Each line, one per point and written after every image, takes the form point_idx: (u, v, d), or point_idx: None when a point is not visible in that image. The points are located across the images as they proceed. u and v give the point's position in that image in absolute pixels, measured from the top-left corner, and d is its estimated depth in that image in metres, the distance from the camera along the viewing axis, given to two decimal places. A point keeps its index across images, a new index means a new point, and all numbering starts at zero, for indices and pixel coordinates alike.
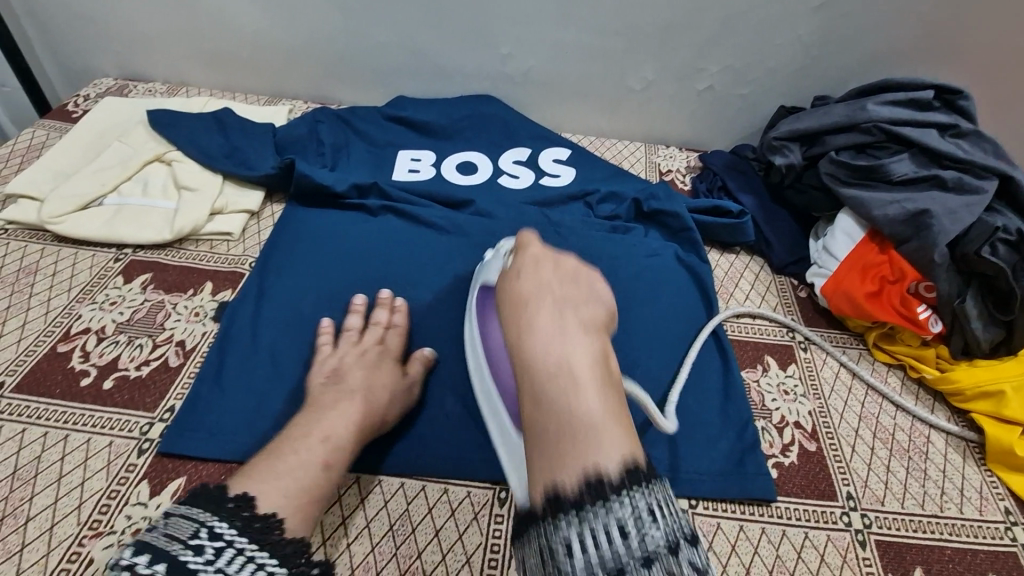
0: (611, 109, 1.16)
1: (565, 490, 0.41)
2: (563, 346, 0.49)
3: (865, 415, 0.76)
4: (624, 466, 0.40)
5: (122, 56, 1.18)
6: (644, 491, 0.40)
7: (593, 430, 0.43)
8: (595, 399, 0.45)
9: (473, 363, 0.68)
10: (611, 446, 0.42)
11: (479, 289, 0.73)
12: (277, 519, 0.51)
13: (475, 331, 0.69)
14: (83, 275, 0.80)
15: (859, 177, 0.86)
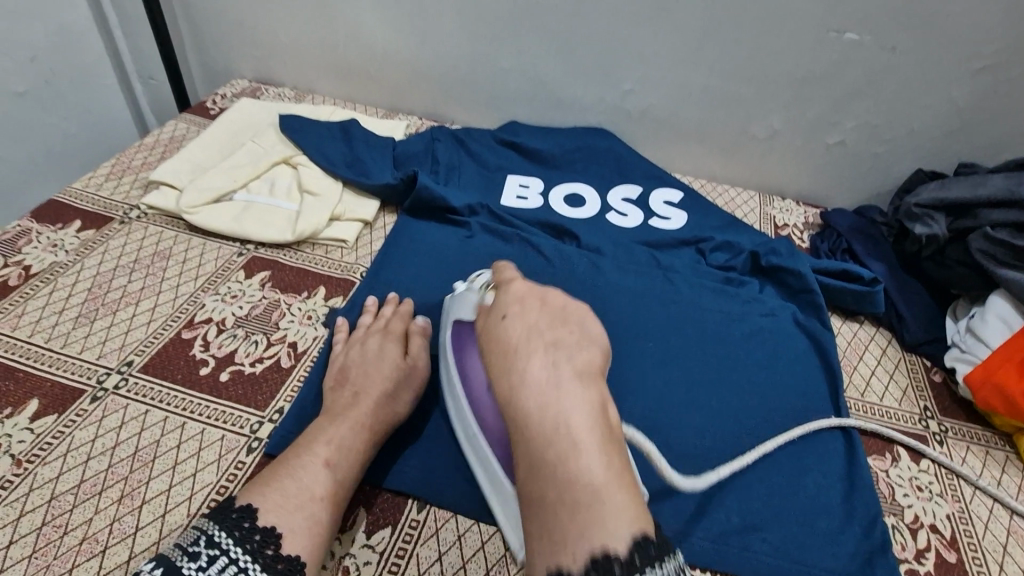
0: (727, 155, 1.12)
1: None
2: (555, 401, 0.49)
3: (1014, 529, 0.66)
4: (634, 543, 0.42)
5: (259, 60, 1.25)
6: (657, 571, 0.42)
7: (597, 496, 0.44)
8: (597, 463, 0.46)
9: (453, 400, 0.67)
10: (617, 519, 0.43)
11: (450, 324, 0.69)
12: (276, 534, 0.50)
13: (451, 364, 0.68)
14: (209, 266, 0.83)
15: (1019, 258, 0.79)
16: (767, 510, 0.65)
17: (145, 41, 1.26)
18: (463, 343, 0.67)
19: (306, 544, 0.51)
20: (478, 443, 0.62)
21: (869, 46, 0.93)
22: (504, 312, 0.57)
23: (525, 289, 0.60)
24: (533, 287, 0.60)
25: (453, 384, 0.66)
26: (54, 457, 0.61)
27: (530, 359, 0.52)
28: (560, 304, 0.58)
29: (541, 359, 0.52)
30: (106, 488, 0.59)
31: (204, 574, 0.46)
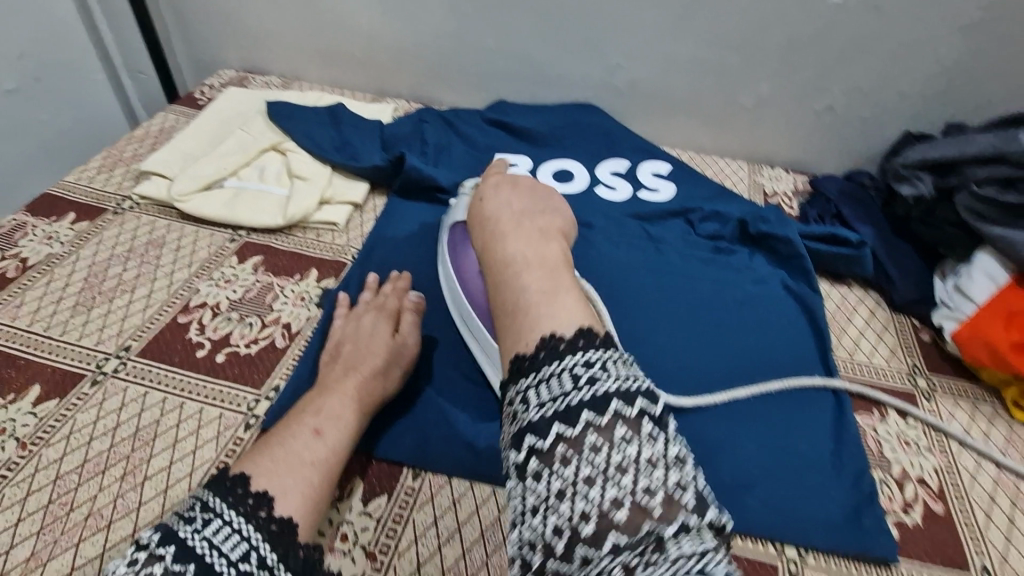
0: (716, 125, 1.12)
1: (528, 356, 0.46)
2: (516, 244, 0.58)
3: (1001, 479, 0.67)
4: (578, 328, 0.46)
5: (246, 50, 1.25)
6: (598, 351, 0.44)
7: (548, 296, 0.51)
8: (552, 277, 0.53)
9: (450, 298, 0.76)
10: (568, 309, 0.49)
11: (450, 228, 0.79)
12: (268, 498, 0.51)
13: (447, 269, 0.77)
14: (202, 252, 0.84)
15: (1006, 214, 0.79)
16: (756, 468, 0.67)
17: (132, 35, 1.26)
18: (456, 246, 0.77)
19: (297, 508, 0.52)
20: (472, 323, 0.71)
21: (853, 8, 0.93)
22: (482, 201, 0.67)
23: (494, 181, 0.70)
24: (498, 179, 0.70)
25: (450, 284, 0.76)
26: (58, 438, 0.62)
27: (502, 225, 0.61)
28: (526, 187, 0.68)
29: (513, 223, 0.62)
30: (109, 466, 0.61)
31: (199, 533, 0.47)
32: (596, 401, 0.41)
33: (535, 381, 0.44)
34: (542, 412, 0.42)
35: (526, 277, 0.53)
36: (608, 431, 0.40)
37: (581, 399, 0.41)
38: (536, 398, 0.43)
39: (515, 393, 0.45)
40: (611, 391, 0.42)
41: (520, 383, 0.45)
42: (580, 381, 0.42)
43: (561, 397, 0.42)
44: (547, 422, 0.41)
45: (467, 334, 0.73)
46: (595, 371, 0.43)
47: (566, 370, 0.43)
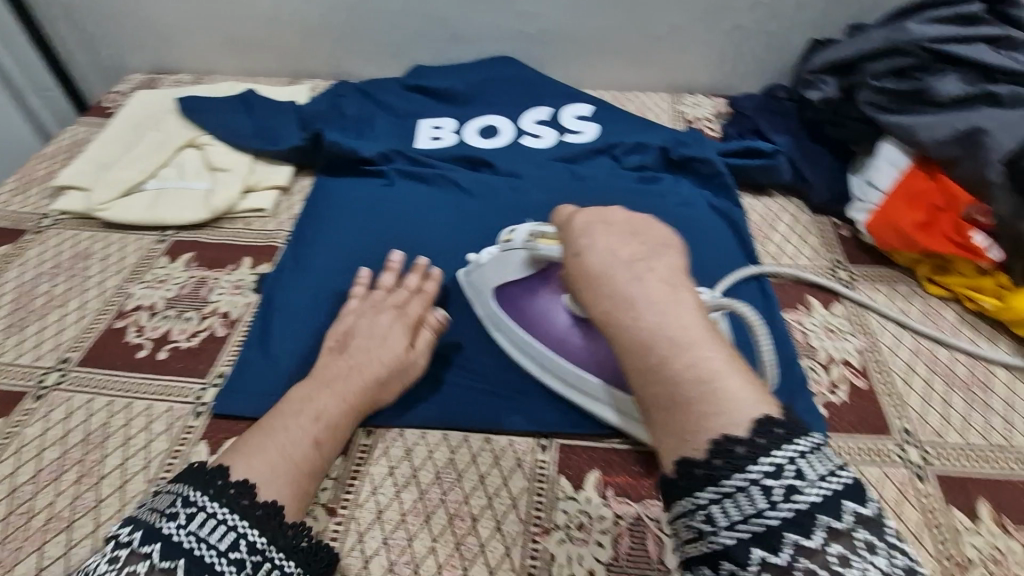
0: (633, 60, 1.12)
1: (701, 463, 0.41)
2: (649, 309, 0.46)
3: (918, 349, 0.72)
4: (754, 423, 0.41)
5: (151, 50, 1.22)
6: (787, 449, 0.40)
7: (708, 387, 0.43)
8: (714, 356, 0.44)
9: (532, 360, 0.68)
10: (735, 402, 0.42)
11: (505, 292, 0.69)
12: (250, 485, 0.52)
13: (518, 331, 0.69)
14: (132, 257, 0.84)
15: (903, 102, 0.82)
16: None
17: (27, 50, 1.21)
18: (526, 307, 0.68)
19: (283, 491, 0.54)
20: (578, 381, 0.65)
21: None
22: (576, 251, 0.53)
23: (586, 220, 0.54)
24: (588, 214, 0.55)
25: (534, 347, 0.67)
26: (8, 455, 0.63)
27: (618, 284, 0.48)
28: (622, 219, 0.54)
29: (633, 280, 0.48)
30: (63, 472, 0.61)
31: (185, 529, 0.47)
32: (801, 520, 0.38)
33: (718, 494, 0.40)
34: (735, 533, 0.39)
35: (684, 362, 0.44)
36: (823, 555, 0.37)
37: (781, 519, 0.38)
38: (725, 516, 0.40)
39: (691, 504, 0.41)
40: (815, 505, 0.38)
41: (698, 494, 0.41)
42: (773, 494, 0.39)
43: (756, 516, 0.39)
44: (746, 546, 0.38)
45: (569, 392, 0.66)
46: (791, 479, 0.39)
47: (754, 482, 0.39)
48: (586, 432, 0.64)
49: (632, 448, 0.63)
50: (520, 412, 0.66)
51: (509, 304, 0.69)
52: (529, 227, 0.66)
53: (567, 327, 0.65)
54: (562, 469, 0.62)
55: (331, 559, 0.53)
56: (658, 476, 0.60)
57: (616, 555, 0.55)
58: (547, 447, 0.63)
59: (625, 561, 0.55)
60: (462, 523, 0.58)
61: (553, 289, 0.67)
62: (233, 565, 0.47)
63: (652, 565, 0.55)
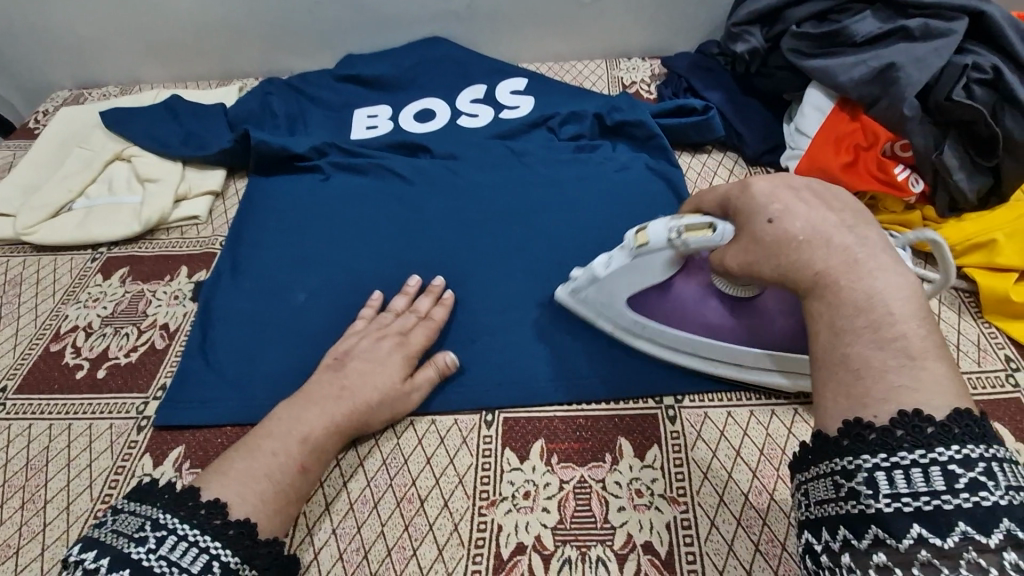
0: (565, 29, 1.11)
1: (879, 429, 0.38)
2: (875, 276, 0.41)
3: None
4: (952, 411, 0.38)
5: (71, 64, 1.18)
6: (980, 448, 0.37)
7: (913, 362, 0.39)
8: (924, 335, 0.40)
9: (688, 355, 0.64)
10: (940, 386, 0.39)
11: (639, 297, 0.63)
12: (222, 504, 0.49)
13: (666, 332, 0.64)
14: (65, 278, 0.82)
15: (823, 46, 0.82)
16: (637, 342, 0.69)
17: None
18: (668, 306, 0.63)
19: (252, 508, 0.51)
20: (747, 361, 0.62)
21: None
22: (767, 216, 0.46)
23: (771, 183, 0.48)
24: (776, 178, 0.48)
25: (690, 342, 0.63)
26: None
27: (834, 248, 0.43)
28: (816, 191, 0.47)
29: (854, 246, 0.43)
30: (7, 500, 0.61)
31: (155, 553, 0.45)
32: (978, 514, 0.34)
33: (886, 463, 0.37)
34: (897, 503, 0.36)
35: (892, 332, 0.40)
36: (995, 552, 0.33)
37: (954, 507, 0.35)
38: (889, 485, 0.37)
39: (852, 465, 0.38)
40: (996, 508, 0.34)
41: (860, 457, 0.38)
42: (952, 483, 0.35)
43: (926, 494, 0.36)
44: (904, 518, 0.35)
45: (738, 372, 0.63)
46: (975, 477, 0.36)
47: (932, 464, 0.36)
48: (529, 402, 0.65)
49: (574, 414, 0.64)
50: (459, 390, 0.66)
51: (647, 308, 0.64)
52: (663, 222, 0.56)
53: (722, 312, 0.61)
54: (506, 442, 0.62)
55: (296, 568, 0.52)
56: (603, 439, 0.62)
57: (561, 518, 0.56)
58: (491, 422, 0.64)
59: (571, 524, 0.56)
60: (410, 505, 0.58)
61: (691, 275, 0.62)
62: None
63: (596, 525, 0.56)
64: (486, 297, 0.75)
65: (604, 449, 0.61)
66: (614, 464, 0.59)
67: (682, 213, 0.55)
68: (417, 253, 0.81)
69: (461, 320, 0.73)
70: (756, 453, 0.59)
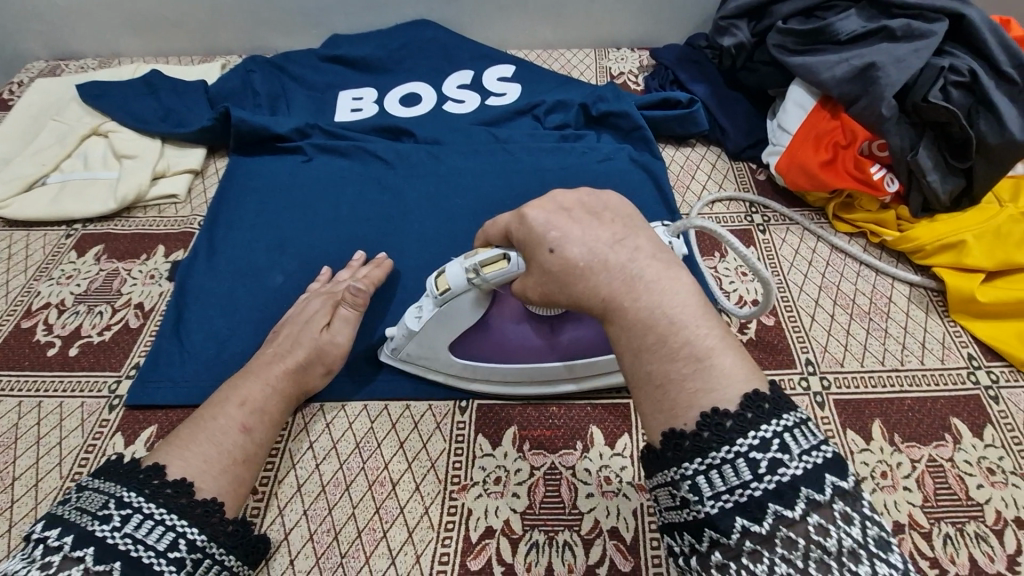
0: (554, 16, 1.10)
1: (689, 436, 0.36)
2: (656, 288, 0.38)
3: (826, 285, 0.74)
4: (744, 396, 0.36)
5: (48, 35, 1.15)
6: (774, 424, 0.36)
7: (703, 363, 0.37)
8: (707, 332, 0.38)
9: (519, 385, 0.64)
10: (733, 379, 0.37)
11: (457, 342, 0.62)
12: (188, 484, 0.50)
13: (494, 369, 0.63)
14: (38, 254, 0.81)
15: (808, 43, 0.82)
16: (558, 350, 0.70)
17: None
18: (482, 345, 0.62)
19: (223, 488, 0.52)
20: (573, 371, 0.63)
21: None
22: (548, 246, 0.41)
23: (547, 217, 0.42)
24: (550, 208, 0.43)
25: (516, 372, 0.62)
26: None
27: (614, 269, 0.39)
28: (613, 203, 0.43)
29: (632, 262, 0.39)
30: None
31: (119, 532, 0.45)
32: (783, 493, 0.34)
33: (703, 465, 0.36)
34: (720, 503, 0.35)
35: (680, 341, 0.37)
36: (803, 524, 0.33)
37: (765, 490, 0.34)
38: (709, 486, 0.35)
39: (676, 474, 0.37)
40: (797, 478, 0.34)
41: (682, 466, 0.36)
42: (758, 469, 0.35)
43: (739, 487, 0.35)
44: (729, 515, 0.35)
45: (567, 384, 0.64)
46: (775, 455, 0.35)
47: (738, 457, 0.35)
48: (503, 389, 0.65)
49: (549, 402, 0.64)
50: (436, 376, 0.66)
51: (469, 350, 0.62)
52: (457, 264, 0.54)
53: (533, 337, 0.61)
54: (479, 428, 0.63)
55: (264, 549, 0.53)
56: (575, 427, 0.62)
57: (531, 504, 0.57)
58: (466, 408, 0.64)
59: (540, 509, 0.57)
60: (382, 488, 0.59)
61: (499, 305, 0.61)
62: (173, 566, 0.45)
63: (565, 510, 0.57)
64: None
65: (576, 437, 0.61)
66: (585, 452, 0.60)
67: (472, 252, 0.53)
68: (397, 238, 0.81)
69: None
70: None
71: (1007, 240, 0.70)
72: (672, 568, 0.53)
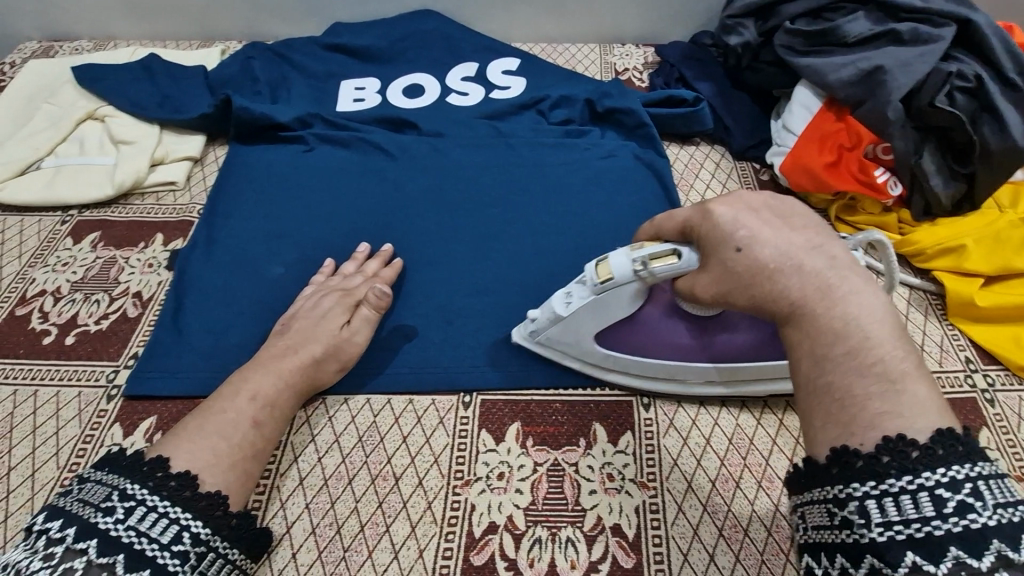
0: (560, 10, 1.09)
1: (865, 454, 0.37)
2: (849, 299, 0.41)
3: None
4: (935, 431, 0.37)
5: (41, 14, 1.12)
6: (965, 467, 0.36)
7: (894, 387, 0.38)
8: (903, 358, 0.39)
9: (662, 380, 0.63)
10: (924, 409, 0.38)
11: (605, 331, 0.61)
12: (191, 476, 0.49)
13: (640, 361, 0.62)
14: (32, 240, 0.80)
15: (815, 44, 0.82)
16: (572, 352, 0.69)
17: None
18: (630, 336, 0.61)
19: (226, 480, 0.51)
20: (727, 374, 0.61)
21: None
22: (735, 243, 0.44)
23: (729, 210, 0.46)
24: (736, 202, 0.46)
25: (663, 367, 0.61)
26: None
27: (807, 273, 0.42)
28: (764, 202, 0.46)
29: (828, 268, 0.42)
30: None
31: (123, 524, 0.45)
32: (968, 537, 0.34)
33: (877, 491, 0.37)
34: (888, 531, 0.36)
35: (871, 357, 0.39)
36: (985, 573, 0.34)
37: (948, 531, 0.35)
38: (880, 513, 0.36)
39: (842, 493, 0.38)
40: (987, 528, 0.34)
41: (851, 486, 0.37)
42: (943, 508, 0.35)
43: (917, 522, 0.35)
44: (900, 547, 0.35)
45: (718, 386, 0.62)
46: (964, 500, 0.35)
47: (919, 489, 0.36)
48: (506, 384, 0.65)
49: (551, 398, 0.65)
50: (440, 371, 0.66)
51: (616, 341, 0.61)
52: (627, 253, 0.54)
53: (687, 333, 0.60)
54: (483, 423, 0.63)
55: (268, 541, 0.52)
56: (577, 424, 0.62)
57: (534, 500, 0.57)
58: (469, 403, 0.64)
59: (542, 505, 0.57)
60: (385, 483, 0.59)
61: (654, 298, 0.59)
62: (177, 560, 0.45)
63: (569, 507, 0.57)
64: (469, 279, 0.75)
65: (578, 434, 0.62)
66: (588, 449, 0.61)
67: (641, 243, 0.53)
68: (399, 231, 0.80)
69: (442, 302, 0.73)
70: (726, 442, 0.61)
71: (1007, 245, 0.71)
72: (673, 566, 0.54)
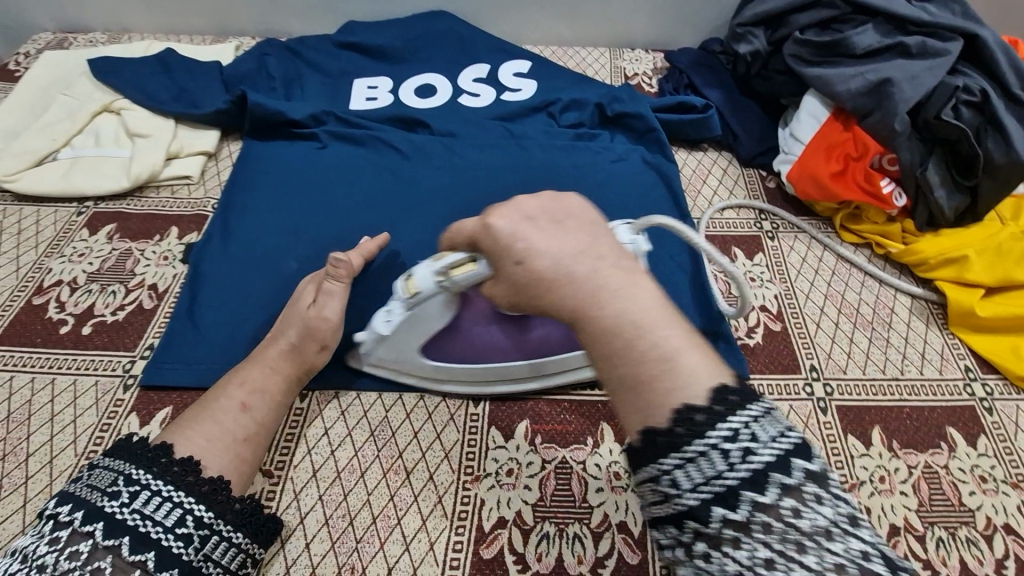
0: (571, 14, 1.10)
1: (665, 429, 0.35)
2: (618, 293, 0.38)
3: (831, 293, 0.76)
4: (711, 391, 0.35)
5: (59, 6, 1.13)
6: (742, 414, 0.35)
7: (671, 364, 0.36)
8: (671, 332, 0.37)
9: (490, 385, 0.65)
10: (698, 376, 0.36)
11: (427, 343, 0.62)
12: (195, 463, 0.51)
13: (464, 369, 0.64)
14: (48, 230, 0.81)
15: (825, 54, 0.84)
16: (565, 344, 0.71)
17: None
18: (447, 347, 0.63)
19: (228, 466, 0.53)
20: (542, 367, 0.64)
21: None
22: (513, 256, 0.41)
23: (508, 220, 0.42)
24: (513, 210, 0.42)
25: (484, 372, 0.64)
26: None
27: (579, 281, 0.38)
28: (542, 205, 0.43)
29: (592, 272, 0.38)
30: None
31: (128, 508, 0.46)
32: (757, 480, 0.33)
33: (681, 459, 0.35)
34: (698, 495, 0.34)
35: (646, 343, 0.37)
36: (776, 508, 0.33)
37: (740, 479, 0.33)
38: (687, 479, 0.34)
39: (654, 470, 0.35)
40: (768, 464, 0.34)
41: (660, 462, 0.35)
42: (734, 459, 0.34)
43: (716, 478, 0.34)
44: (707, 506, 0.34)
45: (537, 380, 0.65)
46: (746, 444, 0.34)
47: (711, 448, 0.34)
48: None
49: (560, 397, 0.66)
50: None
51: (441, 352, 0.63)
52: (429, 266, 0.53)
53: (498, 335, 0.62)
54: (492, 421, 0.64)
55: (274, 529, 0.53)
56: (585, 424, 0.64)
57: (542, 496, 0.59)
58: (479, 401, 0.65)
59: (550, 502, 0.58)
60: (396, 476, 0.60)
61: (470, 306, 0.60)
62: (181, 542, 0.46)
63: (576, 504, 0.58)
64: None
65: (586, 432, 0.63)
66: (595, 447, 0.62)
67: (442, 253, 0.52)
68: (411, 229, 0.81)
69: None
70: None
71: (1008, 257, 0.72)
72: None
